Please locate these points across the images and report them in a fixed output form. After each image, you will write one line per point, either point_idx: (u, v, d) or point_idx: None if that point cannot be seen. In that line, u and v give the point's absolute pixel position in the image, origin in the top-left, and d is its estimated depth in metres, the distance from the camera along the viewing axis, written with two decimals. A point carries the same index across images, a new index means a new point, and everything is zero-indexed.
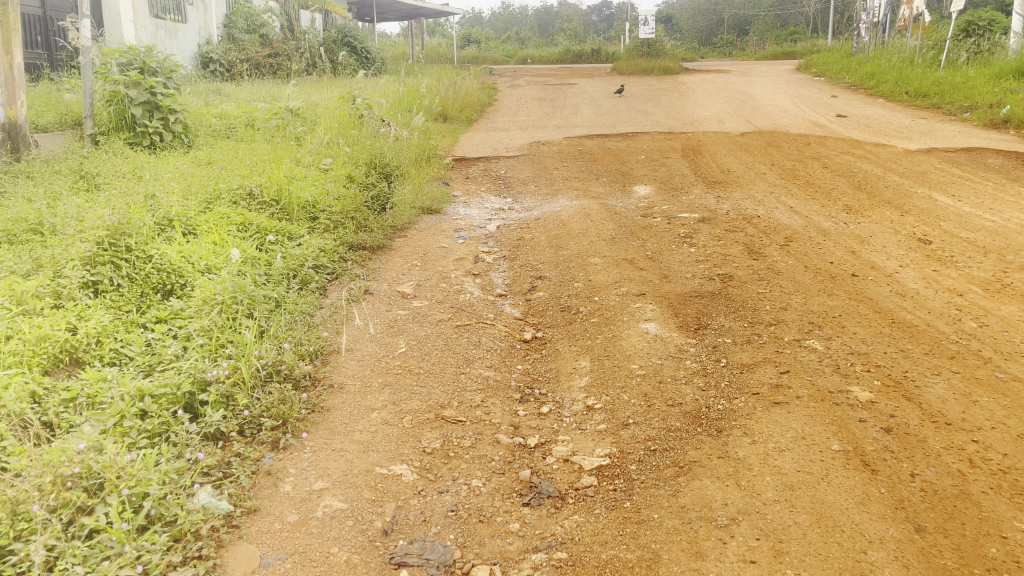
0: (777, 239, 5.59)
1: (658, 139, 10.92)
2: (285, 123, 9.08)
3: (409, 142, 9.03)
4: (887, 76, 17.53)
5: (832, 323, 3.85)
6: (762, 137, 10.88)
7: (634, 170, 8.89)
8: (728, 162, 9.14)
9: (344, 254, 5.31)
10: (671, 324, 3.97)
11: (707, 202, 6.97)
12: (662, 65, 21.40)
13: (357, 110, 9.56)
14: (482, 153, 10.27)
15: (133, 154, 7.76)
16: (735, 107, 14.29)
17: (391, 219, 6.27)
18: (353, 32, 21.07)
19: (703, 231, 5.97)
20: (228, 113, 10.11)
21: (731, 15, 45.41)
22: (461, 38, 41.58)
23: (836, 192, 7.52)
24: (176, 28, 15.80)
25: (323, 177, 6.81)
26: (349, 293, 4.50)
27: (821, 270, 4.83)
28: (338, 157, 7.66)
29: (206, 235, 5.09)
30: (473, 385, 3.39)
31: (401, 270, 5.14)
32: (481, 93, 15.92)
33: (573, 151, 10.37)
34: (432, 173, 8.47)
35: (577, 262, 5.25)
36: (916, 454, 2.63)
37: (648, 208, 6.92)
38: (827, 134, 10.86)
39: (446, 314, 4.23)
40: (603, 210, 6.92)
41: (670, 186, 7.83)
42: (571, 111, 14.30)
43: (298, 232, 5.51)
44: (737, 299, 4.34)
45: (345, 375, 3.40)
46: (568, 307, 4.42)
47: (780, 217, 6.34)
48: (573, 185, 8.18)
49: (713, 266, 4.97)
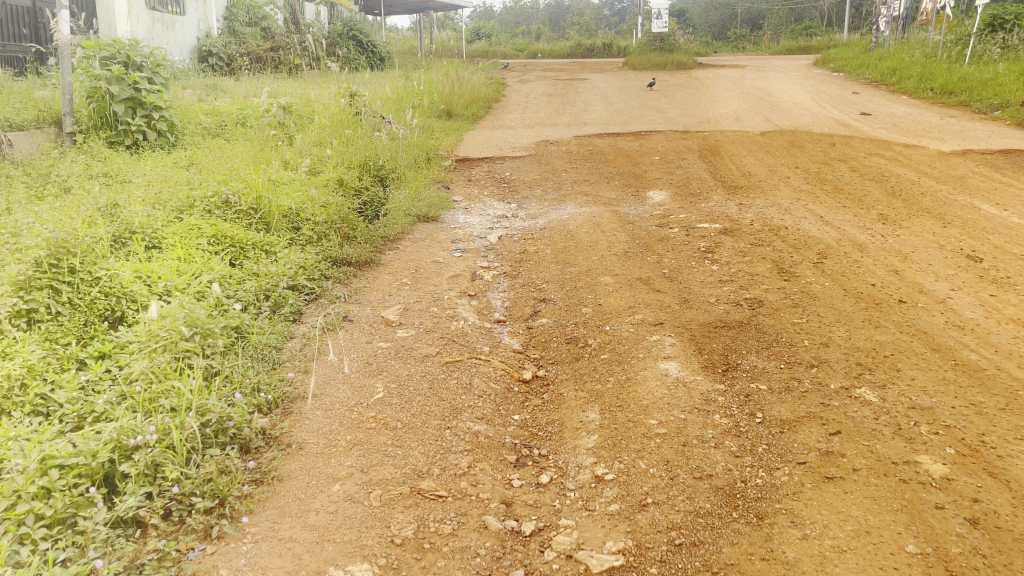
0: (809, 256, 5.01)
1: (673, 139, 10.35)
2: (277, 121, 8.55)
3: (407, 142, 8.49)
4: (910, 72, 16.85)
5: (884, 366, 3.28)
6: (784, 137, 10.28)
7: (647, 172, 8.32)
8: (748, 164, 8.56)
9: (326, 271, 4.78)
10: (694, 364, 3.40)
11: (729, 211, 6.38)
12: (676, 60, 20.78)
13: (354, 108, 9.02)
14: (486, 153, 9.73)
15: (112, 154, 7.24)
16: (754, 104, 13.67)
17: (382, 229, 5.73)
18: (359, 25, 20.50)
19: (726, 244, 5.39)
20: (220, 109, 9.60)
21: (744, 9, 44.70)
22: (471, 32, 41.09)
23: (868, 198, 6.93)
24: (174, 21, 15.29)
25: (311, 182, 6.29)
26: (327, 320, 3.97)
27: (862, 295, 4.25)
28: (329, 159, 7.15)
29: (171, 249, 4.57)
30: (460, 443, 2.84)
31: (389, 290, 4.59)
32: (489, 89, 15.36)
33: (583, 151, 9.80)
34: (432, 176, 7.93)
35: (586, 282, 4.68)
36: (1015, 560, 2.07)
37: (664, 217, 6.34)
38: (852, 134, 10.25)
39: (434, 347, 3.68)
40: (614, 218, 6.35)
41: (688, 192, 7.25)
42: (581, 108, 13.72)
43: (275, 246, 4.98)
44: (769, 331, 3.76)
45: (306, 431, 2.86)
46: (574, 338, 3.85)
47: (810, 229, 5.76)
48: (582, 189, 7.62)
49: (739, 289, 4.40)
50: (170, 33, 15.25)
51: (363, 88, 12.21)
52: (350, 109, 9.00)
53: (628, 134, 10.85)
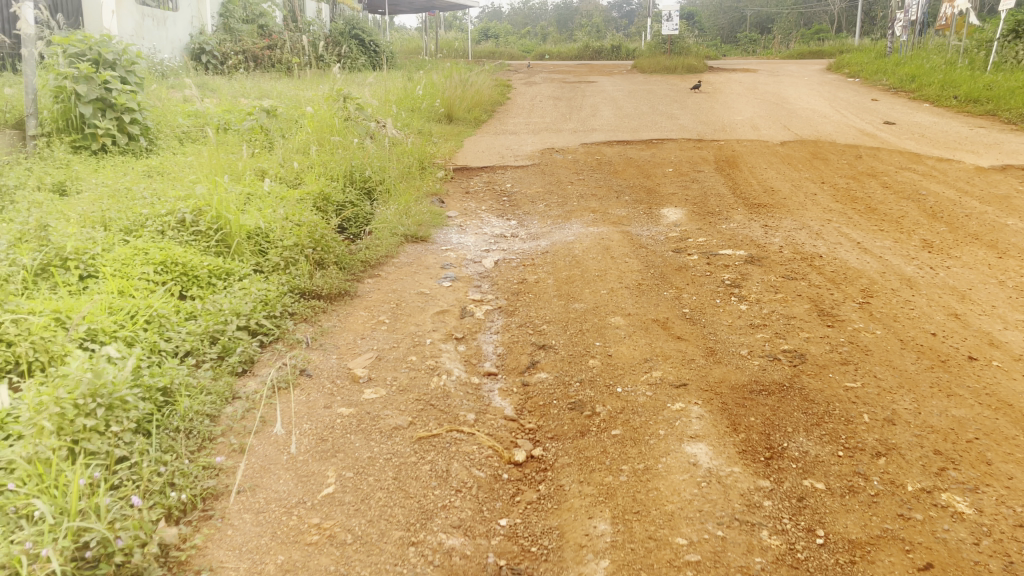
0: (851, 294, 4.32)
1: (686, 148, 9.67)
2: (260, 125, 7.88)
3: (399, 150, 7.83)
4: (930, 79, 16.14)
5: (971, 458, 2.60)
6: (806, 147, 9.59)
7: (661, 186, 7.63)
8: (770, 178, 7.88)
9: (292, 306, 4.10)
10: (729, 447, 2.72)
11: (754, 234, 5.69)
12: (686, 62, 20.08)
13: (344, 111, 8.35)
14: (486, 162, 9.06)
15: (74, 160, 6.58)
16: (771, 111, 12.98)
17: (363, 254, 5.06)
18: (362, 24, 19.82)
19: (754, 277, 4.71)
20: (201, 111, 8.93)
21: (753, 13, 44.09)
22: (478, 32, 40.47)
23: (907, 221, 6.23)
24: (165, 17, 14.58)
25: (286, 199, 5.64)
26: (282, 373, 3.30)
27: (924, 348, 3.56)
28: (310, 171, 6.53)
29: (107, 280, 3.91)
30: (427, 569, 2.17)
31: (361, 331, 3.92)
32: (493, 91, 14.68)
33: (591, 160, 9.11)
34: (425, 188, 7.27)
35: (593, 324, 4.00)
36: None
37: (681, 240, 5.66)
38: (880, 146, 9.57)
39: (407, 415, 2.99)
40: (625, 241, 5.67)
41: (706, 210, 6.57)
42: (589, 112, 13.04)
43: (234, 277, 4.32)
44: (818, 399, 3.07)
45: (225, 550, 2.21)
46: (578, 402, 3.17)
47: (848, 259, 5.07)
48: (590, 204, 6.96)
49: (775, 336, 3.72)
50: (162, 31, 14.49)
51: (358, 90, 11.54)
52: (339, 113, 8.33)
53: (639, 142, 10.17)
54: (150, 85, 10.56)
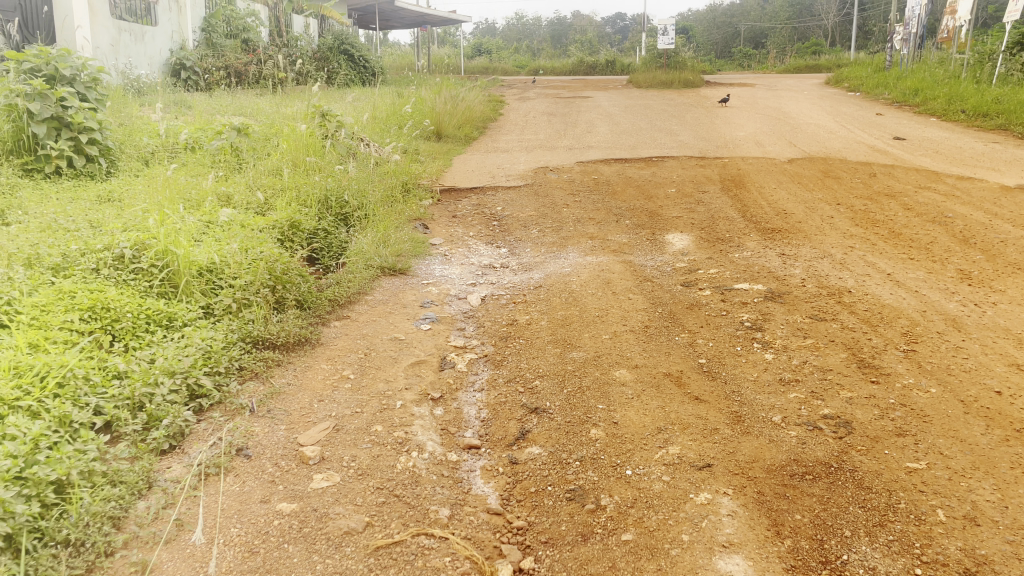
0: (892, 341, 3.74)
1: (688, 167, 9.13)
2: (232, 145, 7.32)
3: (380, 171, 7.26)
4: (935, 93, 15.67)
5: None
6: (815, 165, 9.05)
7: (664, 209, 7.06)
8: (780, 199, 7.33)
9: (242, 359, 3.51)
10: (775, 563, 2.15)
11: (771, 265, 5.11)
12: (684, 77, 19.63)
13: (323, 130, 7.80)
14: (475, 182, 8.50)
15: (21, 184, 6.01)
16: (774, 127, 12.46)
17: (331, 292, 4.47)
18: (351, 38, 19.48)
19: (777, 317, 4.12)
20: (170, 130, 8.38)
21: (747, 28, 43.89)
22: (472, 48, 40.00)
23: (937, 247, 5.67)
24: (144, 32, 14.04)
25: (249, 230, 5.06)
26: (214, 454, 2.70)
27: (992, 412, 2.97)
28: (280, 197, 5.95)
29: (19, 333, 3.29)
30: None
31: (321, 391, 3.31)
32: (484, 107, 14.15)
33: (587, 180, 8.55)
34: (408, 213, 6.70)
35: (594, 379, 3.40)
36: None
37: (690, 272, 5.07)
38: (893, 163, 9.03)
39: (364, 514, 2.41)
40: (627, 273, 5.09)
41: (714, 236, 5.99)
42: (585, 129, 12.51)
43: (176, 327, 3.71)
44: (876, 485, 2.50)
45: None
46: (578, 489, 2.57)
47: (880, 294, 4.49)
48: (588, 229, 6.39)
49: (810, 396, 3.14)
50: (141, 46, 13.96)
51: (342, 107, 11.01)
52: (317, 131, 7.77)
53: (637, 160, 9.63)
54: (121, 103, 10.02)
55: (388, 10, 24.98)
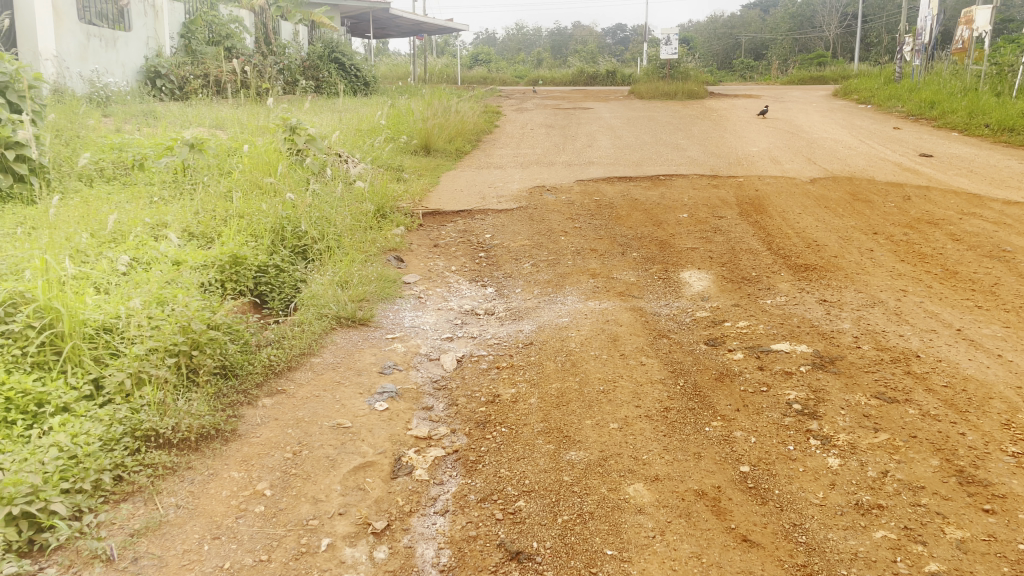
0: (994, 437, 2.83)
1: (700, 187, 8.24)
2: (184, 162, 6.41)
3: (351, 194, 6.37)
4: (954, 106, 14.78)
5: None
6: (841, 186, 8.18)
7: (676, 238, 6.16)
8: (807, 227, 6.44)
9: (122, 466, 2.59)
10: None
11: (813, 316, 4.20)
12: (688, 88, 18.76)
13: (290, 146, 6.90)
14: (462, 204, 7.62)
15: None
16: (789, 142, 11.59)
17: (264, 352, 3.55)
18: (341, 46, 18.68)
19: (834, 395, 3.21)
20: (121, 146, 7.49)
21: (748, 40, 43.17)
22: (470, 57, 39.14)
23: (1004, 290, 4.77)
24: (116, 37, 13.13)
25: (177, 273, 4.16)
26: None
27: None
28: (226, 229, 5.06)
29: None
30: None
31: (220, 521, 2.43)
32: (478, 118, 13.28)
33: (588, 202, 7.66)
34: (381, 242, 5.80)
35: (602, 500, 2.49)
36: None
37: (714, 324, 4.15)
38: (927, 184, 8.16)
39: None
40: (637, 324, 4.18)
41: (738, 275, 5.08)
42: (585, 143, 11.63)
43: (44, 417, 2.80)
44: None
45: None
46: None
47: (957, 360, 3.57)
48: (589, 264, 5.50)
49: (907, 539, 2.26)
50: (112, 52, 13.04)
51: (320, 121, 10.13)
52: (282, 148, 6.87)
53: (643, 179, 8.75)
54: (76, 117, 9.11)
55: (383, 17, 24.13)
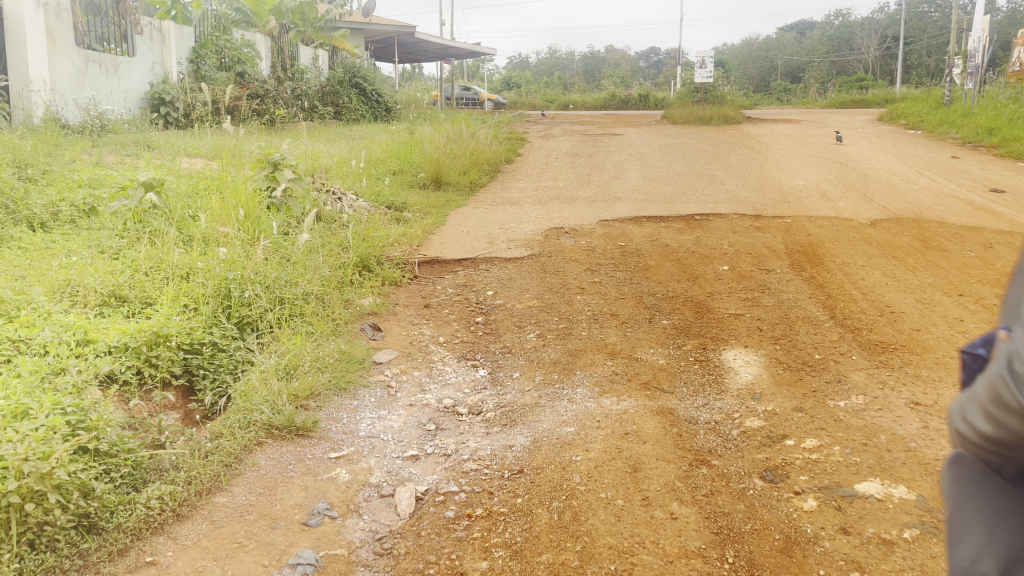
0: None
1: (741, 229, 7.17)
2: (138, 207, 5.50)
3: (328, 246, 5.41)
4: (1016, 133, 13.51)
5: None
6: (904, 229, 7.05)
7: (715, 299, 5.09)
8: (875, 286, 5.32)
9: None
10: None
11: (907, 432, 3.10)
12: (723, 112, 17.64)
13: (266, 185, 5.95)
14: (466, 249, 6.62)
15: None
16: (838, 174, 10.45)
17: (144, 494, 2.57)
18: (362, 71, 17.93)
19: None
20: (81, 185, 6.61)
21: (784, 62, 41.88)
22: (500, 81, 38.27)
23: None
24: (117, 63, 12.42)
25: (60, 369, 3.20)
26: None
27: None
28: (156, 296, 4.10)
29: None
30: None
31: None
32: (498, 147, 12.34)
33: (612, 248, 6.63)
34: (357, 305, 4.81)
35: None
36: None
37: (771, 441, 3.07)
38: (1007, 228, 7.00)
39: None
40: (667, 439, 3.12)
41: (798, 358, 3.99)
42: (612, 175, 10.59)
43: None
44: None
45: None
46: None
47: None
48: (607, 336, 4.45)
49: None
50: (112, 78, 12.33)
51: (320, 151, 9.22)
52: (256, 188, 5.91)
53: (675, 219, 7.70)
54: (51, 151, 8.29)
55: (407, 40, 23.38)
